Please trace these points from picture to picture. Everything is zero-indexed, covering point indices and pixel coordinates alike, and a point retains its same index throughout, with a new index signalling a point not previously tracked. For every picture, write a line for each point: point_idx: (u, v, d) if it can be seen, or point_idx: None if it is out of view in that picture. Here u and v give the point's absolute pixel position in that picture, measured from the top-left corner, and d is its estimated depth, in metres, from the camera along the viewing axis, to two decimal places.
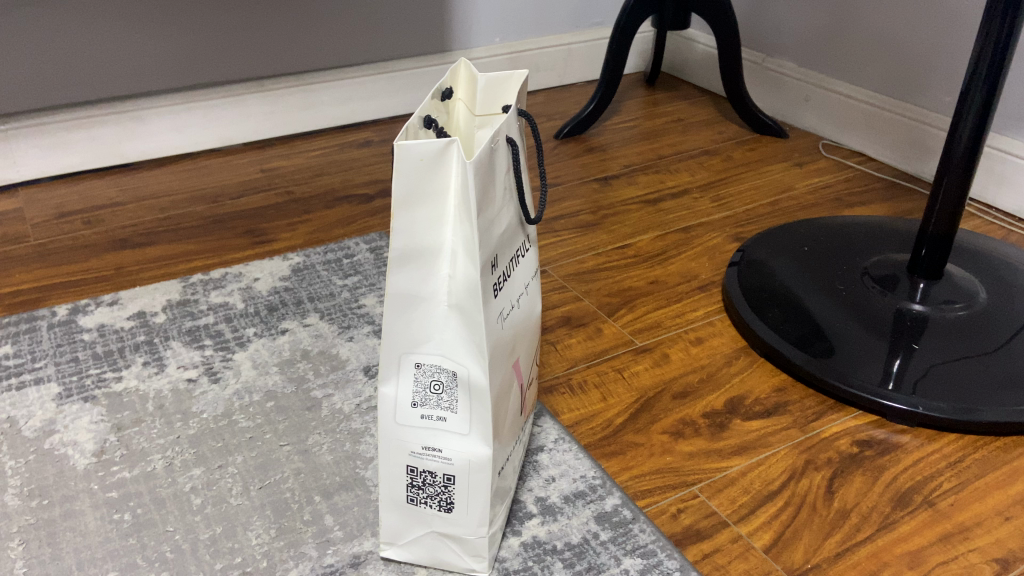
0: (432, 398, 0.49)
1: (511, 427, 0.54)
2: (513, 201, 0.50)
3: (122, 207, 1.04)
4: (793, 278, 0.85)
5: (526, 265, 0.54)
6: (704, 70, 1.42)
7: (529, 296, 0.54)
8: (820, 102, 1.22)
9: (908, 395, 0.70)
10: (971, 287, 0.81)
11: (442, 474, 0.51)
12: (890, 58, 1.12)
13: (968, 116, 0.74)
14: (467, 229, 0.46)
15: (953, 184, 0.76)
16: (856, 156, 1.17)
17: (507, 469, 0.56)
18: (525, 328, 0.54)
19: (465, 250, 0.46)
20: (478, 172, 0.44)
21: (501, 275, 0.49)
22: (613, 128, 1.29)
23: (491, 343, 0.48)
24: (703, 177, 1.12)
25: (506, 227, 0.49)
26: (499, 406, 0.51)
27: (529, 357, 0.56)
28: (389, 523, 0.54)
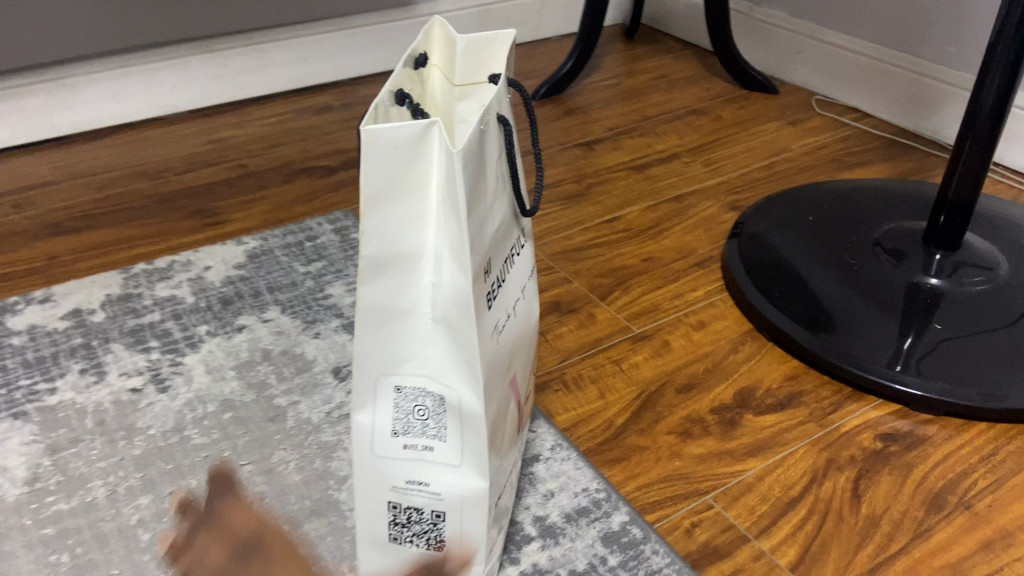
0: (417, 426, 0.42)
1: (509, 448, 0.47)
2: (508, 192, 0.43)
3: (55, 186, 0.93)
4: (798, 252, 0.78)
5: (522, 264, 0.46)
6: (686, 22, 1.33)
7: (527, 301, 0.47)
8: (813, 54, 1.15)
9: (918, 378, 0.64)
10: (991, 257, 0.75)
11: (430, 510, 0.43)
12: (889, 7, 1.04)
13: (997, 71, 0.67)
14: (453, 232, 0.38)
15: (978, 146, 0.69)
16: (851, 112, 1.10)
17: (505, 493, 0.49)
18: (523, 339, 0.46)
19: (452, 256, 0.38)
20: (466, 162, 0.36)
21: (496, 281, 0.42)
22: (592, 87, 1.20)
23: (487, 364, 0.40)
24: (692, 140, 1.05)
25: (501, 223, 0.41)
26: (495, 430, 0.43)
27: (527, 369, 0.49)
28: (368, 562, 0.46)
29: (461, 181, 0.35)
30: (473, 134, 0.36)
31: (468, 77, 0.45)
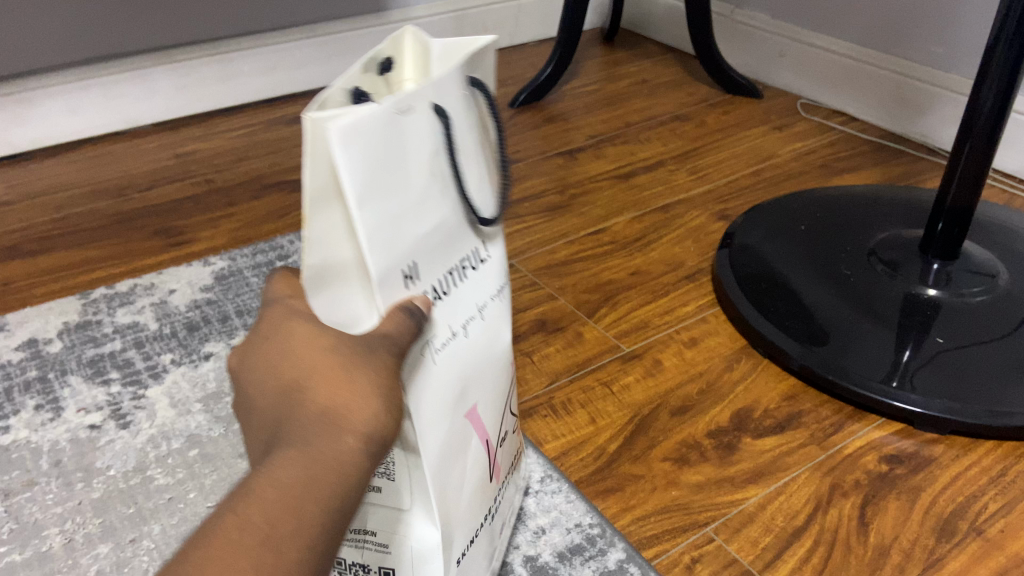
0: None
1: (475, 494, 0.41)
2: (449, 192, 0.35)
3: (10, 206, 0.88)
4: (791, 263, 0.76)
5: (481, 282, 0.40)
6: (666, 25, 1.31)
7: (488, 325, 0.40)
8: (796, 57, 1.12)
9: (919, 394, 0.61)
10: (989, 265, 0.72)
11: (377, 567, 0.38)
12: (874, 9, 1.01)
13: (996, 72, 0.64)
14: (370, 225, 0.30)
15: (977, 150, 0.67)
16: (837, 116, 1.08)
17: (478, 551, 0.43)
18: (483, 368, 0.40)
19: (379, 258, 0.31)
20: (361, 137, 0.28)
21: (433, 295, 0.35)
22: (572, 94, 1.17)
23: (423, 388, 0.35)
24: (676, 147, 1.02)
25: (434, 224, 0.34)
26: (450, 471, 0.38)
27: (497, 400, 0.42)
28: None
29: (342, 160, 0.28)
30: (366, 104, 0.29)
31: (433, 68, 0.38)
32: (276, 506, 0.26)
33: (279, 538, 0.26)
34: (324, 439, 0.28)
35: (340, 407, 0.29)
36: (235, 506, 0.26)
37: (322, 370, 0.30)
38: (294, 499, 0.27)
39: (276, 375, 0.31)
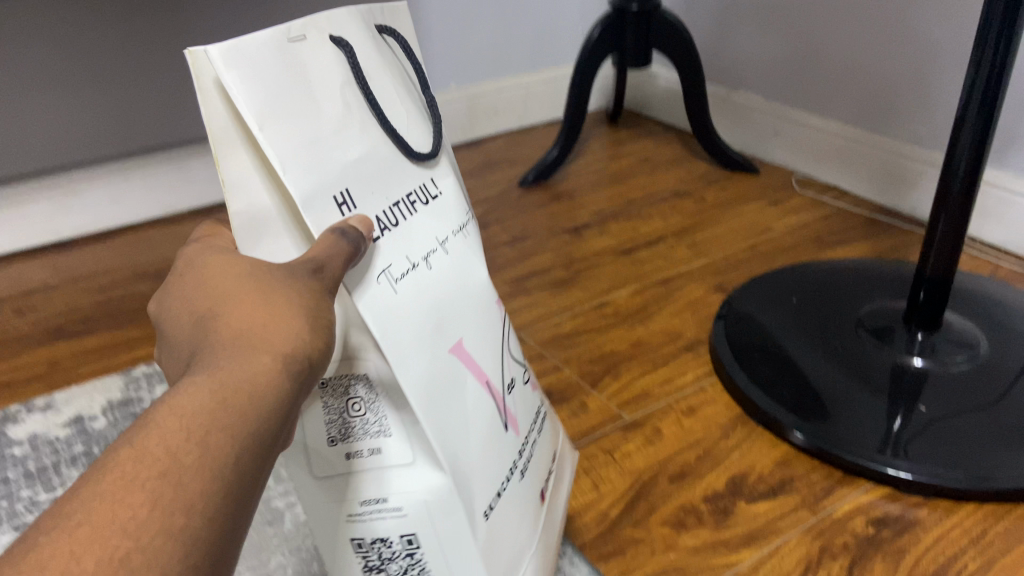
0: (353, 439, 0.41)
1: (486, 438, 0.44)
2: (371, 123, 0.40)
3: (57, 290, 0.96)
4: (784, 333, 0.80)
5: (438, 219, 0.44)
6: (666, 106, 1.39)
7: (456, 258, 0.45)
8: (790, 136, 1.19)
9: (908, 462, 0.65)
10: (969, 335, 0.77)
11: (399, 533, 0.42)
12: (860, 92, 1.08)
13: (962, 155, 0.70)
14: (281, 145, 0.35)
15: (950, 225, 0.72)
16: (830, 191, 1.13)
17: (508, 499, 0.46)
18: (460, 302, 0.44)
19: (307, 172, 0.36)
20: (244, 70, 0.34)
21: (379, 224, 0.40)
22: (579, 174, 1.25)
23: (392, 318, 0.38)
24: (677, 223, 1.08)
25: (362, 154, 0.39)
26: (450, 411, 0.41)
27: (489, 346, 0.46)
28: None
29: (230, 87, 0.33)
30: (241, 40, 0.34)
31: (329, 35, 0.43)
32: (181, 435, 0.26)
33: (185, 470, 0.25)
34: (235, 362, 0.29)
35: (256, 331, 0.31)
36: (132, 439, 0.25)
37: (236, 301, 0.32)
38: (203, 424, 0.26)
39: (196, 305, 0.33)
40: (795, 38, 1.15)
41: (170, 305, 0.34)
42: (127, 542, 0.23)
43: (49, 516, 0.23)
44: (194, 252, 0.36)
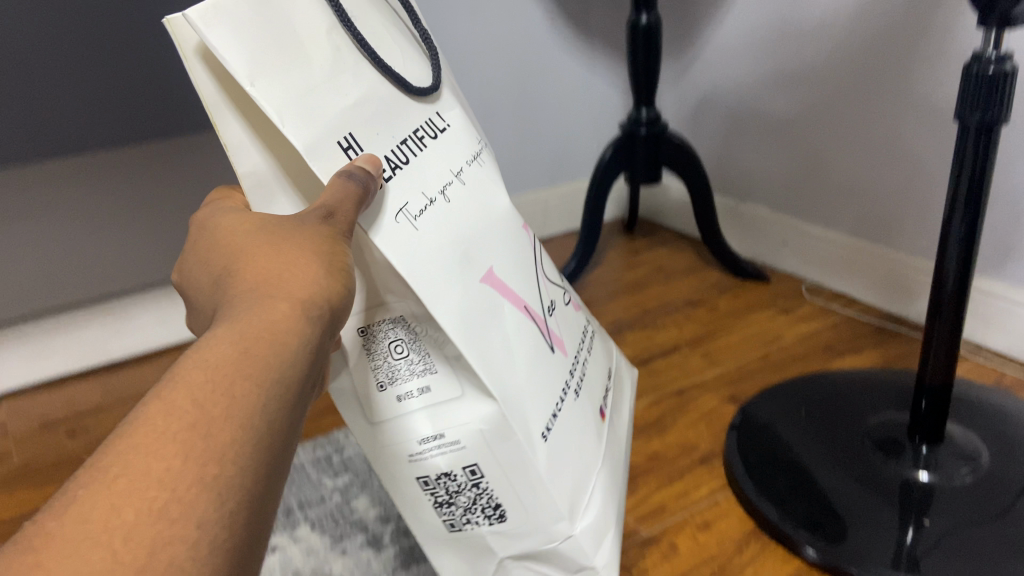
0: (407, 384, 0.55)
1: (532, 366, 0.57)
2: (364, 64, 0.52)
3: (108, 410, 1.04)
4: (795, 447, 0.83)
5: (444, 160, 0.57)
6: (679, 215, 1.47)
7: (470, 185, 0.59)
8: (798, 246, 1.25)
9: None
10: (972, 448, 0.79)
11: (459, 454, 0.55)
12: (862, 206, 1.13)
13: (951, 263, 0.72)
14: (273, 94, 0.46)
15: (945, 329, 0.74)
16: (840, 298, 1.18)
17: (561, 418, 0.60)
18: (484, 237, 0.57)
19: (301, 123, 0.47)
20: (231, 29, 0.45)
21: (390, 163, 0.53)
22: (597, 282, 1.31)
23: (422, 250, 0.51)
24: (692, 331, 1.13)
25: (358, 97, 0.51)
26: (490, 341, 0.54)
27: (520, 279, 0.60)
28: (448, 551, 0.60)
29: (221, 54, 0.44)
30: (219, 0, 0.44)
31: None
32: (205, 388, 0.34)
33: (212, 419, 0.33)
34: (255, 316, 0.39)
35: (274, 286, 0.41)
36: (161, 395, 0.33)
37: (257, 266, 0.42)
38: (228, 374, 0.35)
39: (221, 259, 0.45)
40: (798, 155, 1.22)
41: (211, 268, 0.45)
42: (164, 493, 0.30)
43: (91, 468, 0.30)
44: (222, 222, 0.48)
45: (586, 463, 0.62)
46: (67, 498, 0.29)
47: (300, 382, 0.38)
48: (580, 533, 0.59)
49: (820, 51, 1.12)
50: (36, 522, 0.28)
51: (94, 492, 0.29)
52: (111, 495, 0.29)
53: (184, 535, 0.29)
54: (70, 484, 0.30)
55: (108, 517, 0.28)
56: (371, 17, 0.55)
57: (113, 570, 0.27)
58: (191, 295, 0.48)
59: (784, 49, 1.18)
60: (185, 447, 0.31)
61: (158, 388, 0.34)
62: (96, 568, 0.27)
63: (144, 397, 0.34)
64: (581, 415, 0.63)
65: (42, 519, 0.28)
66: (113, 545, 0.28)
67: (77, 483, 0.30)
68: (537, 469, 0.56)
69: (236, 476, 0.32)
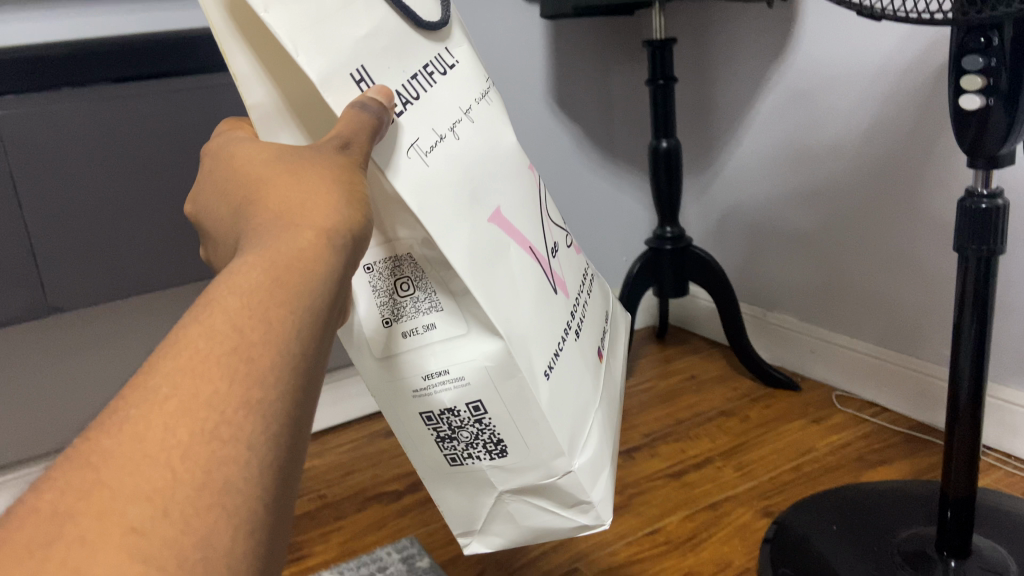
0: (411, 320, 0.55)
1: (536, 305, 0.57)
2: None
3: None
4: (827, 561, 0.84)
5: (456, 94, 0.56)
6: (708, 324, 1.52)
7: (480, 122, 0.57)
8: (826, 354, 1.27)
9: None
10: (1001, 561, 0.80)
11: (465, 395, 0.55)
12: (885, 318, 1.17)
13: (964, 375, 0.75)
14: (286, 21, 0.47)
15: (965, 435, 0.76)
16: (870, 407, 1.20)
17: (564, 356, 0.59)
18: (492, 170, 0.57)
19: (315, 52, 0.48)
20: None
21: (402, 97, 0.53)
22: (630, 392, 1.35)
23: (426, 190, 0.51)
24: (724, 442, 1.15)
25: (371, 28, 0.51)
26: (495, 278, 0.54)
27: (527, 218, 0.59)
28: (457, 493, 0.61)
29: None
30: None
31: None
32: (240, 311, 0.34)
33: (252, 343, 0.33)
34: (281, 243, 0.38)
35: (294, 212, 0.40)
36: (200, 318, 0.33)
37: (277, 194, 0.41)
38: (262, 301, 0.35)
39: (238, 188, 0.44)
40: (821, 268, 1.26)
41: (227, 197, 0.45)
42: (214, 415, 0.30)
43: (141, 389, 0.30)
44: (236, 150, 0.47)
45: (589, 398, 0.61)
46: (119, 415, 0.29)
47: (330, 309, 0.38)
48: (580, 469, 0.58)
49: (836, 170, 1.19)
50: (90, 440, 0.29)
51: (145, 414, 0.29)
52: (162, 415, 0.29)
53: (234, 458, 0.30)
54: (117, 405, 0.30)
55: (163, 437, 0.29)
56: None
57: (172, 488, 0.28)
58: (209, 228, 0.47)
59: (801, 169, 1.25)
60: (228, 371, 0.32)
61: (196, 308, 0.34)
62: (154, 488, 0.28)
63: (182, 319, 0.34)
64: (586, 356, 0.62)
65: (94, 437, 0.29)
66: (172, 462, 0.28)
67: (126, 403, 0.30)
68: (539, 404, 0.55)
69: (277, 401, 0.32)
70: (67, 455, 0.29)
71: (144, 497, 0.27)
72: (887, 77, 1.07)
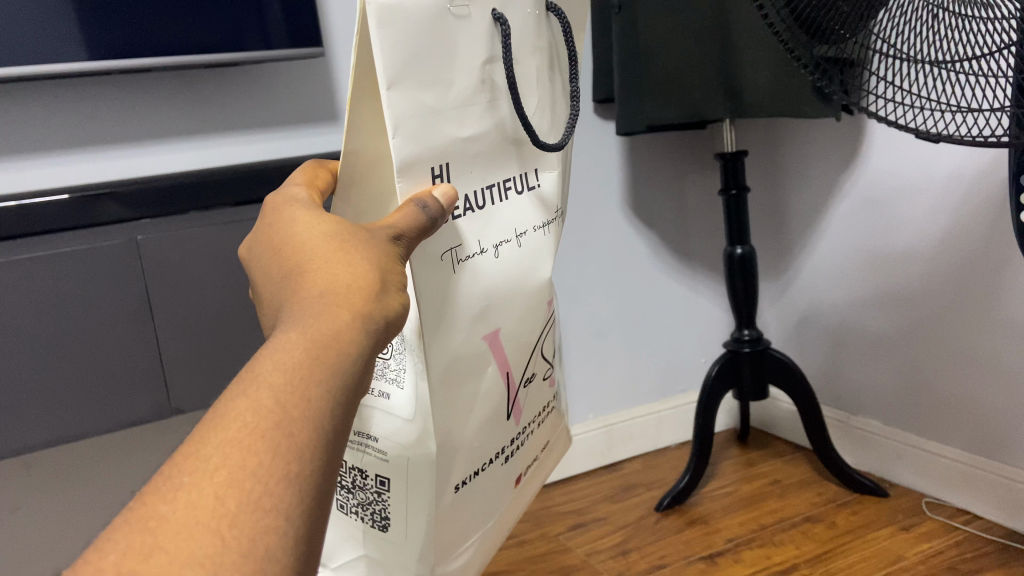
0: (376, 378, 0.57)
1: (482, 426, 0.58)
2: (491, 103, 0.53)
3: None
4: None
5: (515, 211, 0.58)
6: (791, 428, 1.52)
7: (527, 248, 0.60)
8: (914, 460, 1.25)
9: None
10: None
11: (376, 472, 0.57)
12: (972, 423, 1.15)
13: None
14: (403, 104, 0.45)
15: None
16: (961, 514, 1.17)
17: (480, 477, 0.60)
18: (512, 297, 0.59)
19: (415, 147, 0.47)
20: (387, 31, 0.44)
21: (466, 203, 0.53)
22: (711, 496, 1.35)
23: (449, 298, 0.52)
24: (810, 548, 1.14)
25: (471, 134, 0.51)
26: (456, 394, 0.54)
27: (519, 345, 0.61)
28: (334, 536, 0.62)
29: (379, 55, 0.44)
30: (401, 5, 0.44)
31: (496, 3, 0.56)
32: (284, 387, 0.35)
33: (293, 416, 0.34)
34: (319, 319, 0.38)
35: (336, 296, 0.40)
36: (247, 392, 0.34)
37: (321, 275, 0.41)
38: (303, 378, 0.35)
39: (281, 263, 0.43)
40: (905, 371, 1.26)
41: (274, 264, 0.44)
42: (260, 485, 0.32)
43: (194, 457, 0.32)
44: (299, 215, 0.46)
45: (480, 519, 0.62)
46: (174, 481, 0.31)
47: (360, 386, 0.39)
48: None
49: (913, 273, 1.21)
50: (147, 505, 0.30)
51: (198, 483, 0.31)
52: (214, 486, 0.31)
53: (275, 529, 0.31)
54: (169, 472, 0.32)
55: (213, 505, 0.30)
56: (523, 66, 0.56)
57: (222, 554, 0.29)
58: (257, 286, 0.46)
59: (878, 274, 1.27)
60: (271, 444, 0.33)
61: (241, 381, 0.35)
62: (206, 554, 0.29)
63: (228, 392, 0.35)
64: (502, 483, 0.64)
65: (151, 502, 0.30)
66: (220, 530, 0.30)
67: (179, 470, 0.32)
68: (439, 512, 0.56)
69: (314, 475, 0.33)
70: (126, 518, 0.30)
71: (196, 561, 0.29)
72: (960, 184, 1.10)
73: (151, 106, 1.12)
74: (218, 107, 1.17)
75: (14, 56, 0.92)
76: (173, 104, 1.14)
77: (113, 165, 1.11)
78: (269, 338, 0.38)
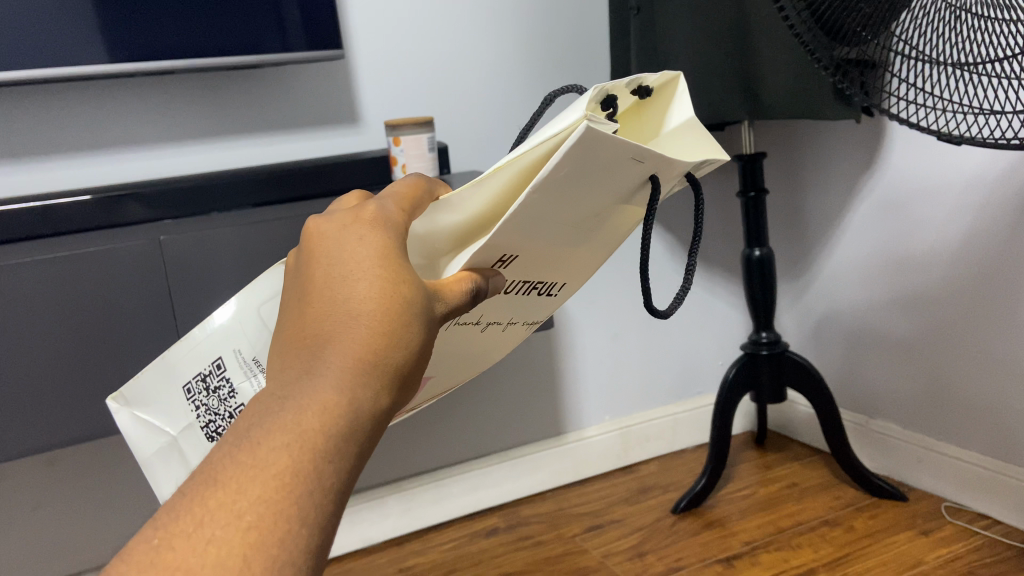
0: None
1: None
2: (591, 224, 0.53)
3: None
4: None
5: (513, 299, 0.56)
6: (808, 431, 1.52)
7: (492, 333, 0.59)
8: (933, 464, 1.24)
9: None
10: None
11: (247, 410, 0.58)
12: (992, 428, 1.14)
13: None
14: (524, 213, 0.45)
15: None
16: (981, 519, 1.16)
17: None
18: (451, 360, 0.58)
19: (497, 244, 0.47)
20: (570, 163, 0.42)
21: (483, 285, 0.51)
22: (728, 498, 1.34)
23: None
24: (827, 552, 1.13)
25: (549, 243, 0.51)
26: None
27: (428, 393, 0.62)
28: (157, 405, 0.60)
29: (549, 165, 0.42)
30: (609, 140, 0.42)
31: (681, 116, 0.55)
32: (315, 451, 0.37)
33: (317, 483, 0.37)
34: (361, 389, 0.39)
35: (382, 362, 0.40)
36: (284, 450, 0.37)
37: (372, 322, 0.41)
38: (334, 445, 0.38)
39: (332, 272, 0.43)
40: (925, 378, 1.25)
41: (326, 263, 0.43)
42: (282, 550, 0.34)
43: (226, 510, 0.35)
44: (357, 220, 0.45)
45: None
46: (203, 533, 0.34)
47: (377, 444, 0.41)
48: None
49: (932, 277, 1.20)
50: (177, 552, 0.33)
51: (227, 541, 0.34)
52: (241, 547, 0.34)
53: None
54: (201, 520, 0.34)
55: (238, 565, 0.33)
56: (643, 203, 0.55)
57: None
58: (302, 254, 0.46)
59: (898, 277, 1.27)
60: (295, 511, 0.35)
61: (279, 432, 0.37)
62: None
63: (264, 441, 0.37)
64: None
65: (182, 552, 0.33)
66: None
67: (210, 521, 0.34)
68: None
69: (324, 543, 0.36)
70: (153, 561, 0.33)
71: None
72: (981, 187, 1.09)
73: (173, 106, 1.14)
74: (238, 108, 1.18)
75: (39, 59, 0.93)
76: (195, 105, 1.15)
77: (134, 166, 1.12)
78: (310, 378, 0.39)
